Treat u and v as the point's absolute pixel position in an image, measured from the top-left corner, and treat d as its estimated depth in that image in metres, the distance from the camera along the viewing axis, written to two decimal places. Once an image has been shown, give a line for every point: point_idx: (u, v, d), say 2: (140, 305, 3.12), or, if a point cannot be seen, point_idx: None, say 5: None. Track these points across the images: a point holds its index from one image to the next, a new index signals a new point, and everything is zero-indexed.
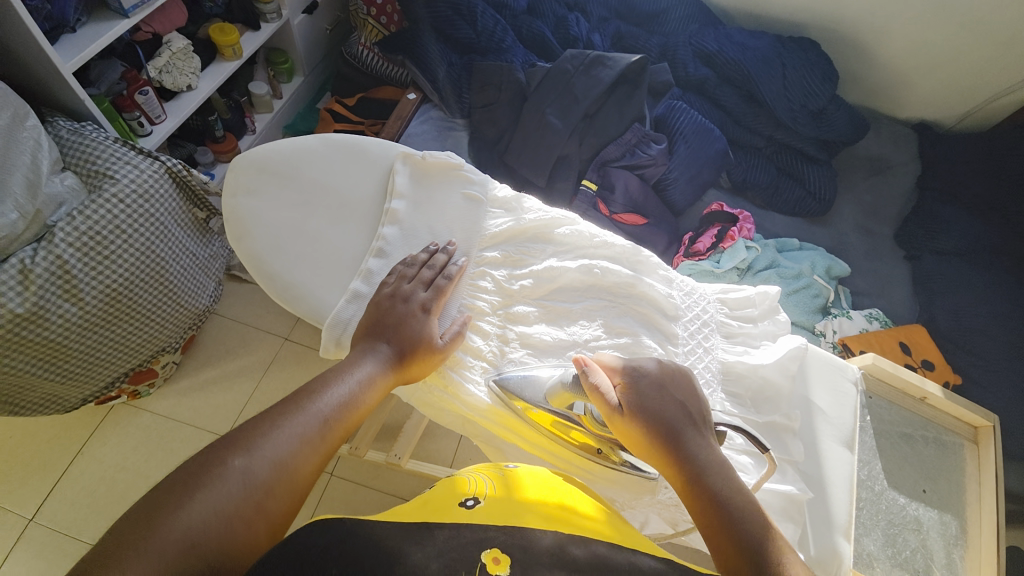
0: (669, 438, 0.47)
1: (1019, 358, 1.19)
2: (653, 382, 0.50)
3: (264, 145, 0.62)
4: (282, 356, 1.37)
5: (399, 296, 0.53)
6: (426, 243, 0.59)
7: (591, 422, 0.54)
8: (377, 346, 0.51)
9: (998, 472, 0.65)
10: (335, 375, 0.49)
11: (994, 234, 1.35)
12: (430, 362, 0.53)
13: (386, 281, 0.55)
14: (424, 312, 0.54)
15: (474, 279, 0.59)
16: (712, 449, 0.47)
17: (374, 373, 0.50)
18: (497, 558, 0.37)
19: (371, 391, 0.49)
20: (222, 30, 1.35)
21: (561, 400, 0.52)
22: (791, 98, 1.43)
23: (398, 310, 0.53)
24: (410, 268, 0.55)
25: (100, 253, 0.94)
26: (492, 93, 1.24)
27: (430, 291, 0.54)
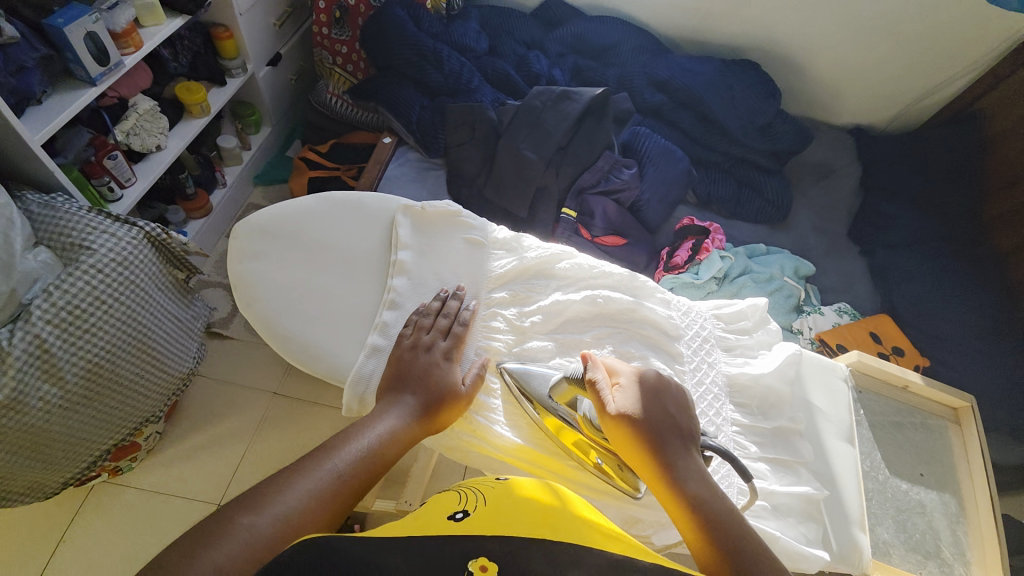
0: (653, 445, 0.50)
1: (976, 334, 1.29)
2: (644, 392, 0.53)
3: (268, 209, 0.63)
4: (273, 411, 1.33)
5: (420, 346, 0.55)
6: (436, 290, 0.60)
7: (588, 426, 0.55)
8: (401, 398, 0.52)
9: (982, 446, 0.70)
10: (357, 429, 0.49)
11: (935, 223, 1.47)
12: (455, 410, 0.54)
13: (405, 332, 0.56)
14: (447, 360, 0.55)
15: (485, 320, 0.61)
16: (692, 453, 0.50)
17: (397, 425, 0.50)
18: (485, 566, 0.38)
19: (393, 445, 0.49)
20: (188, 88, 1.36)
21: (567, 394, 0.55)
22: (740, 115, 1.54)
23: (421, 361, 0.54)
24: (426, 317, 0.57)
25: (80, 328, 0.90)
26: (466, 132, 1.29)
27: (449, 340, 0.56)
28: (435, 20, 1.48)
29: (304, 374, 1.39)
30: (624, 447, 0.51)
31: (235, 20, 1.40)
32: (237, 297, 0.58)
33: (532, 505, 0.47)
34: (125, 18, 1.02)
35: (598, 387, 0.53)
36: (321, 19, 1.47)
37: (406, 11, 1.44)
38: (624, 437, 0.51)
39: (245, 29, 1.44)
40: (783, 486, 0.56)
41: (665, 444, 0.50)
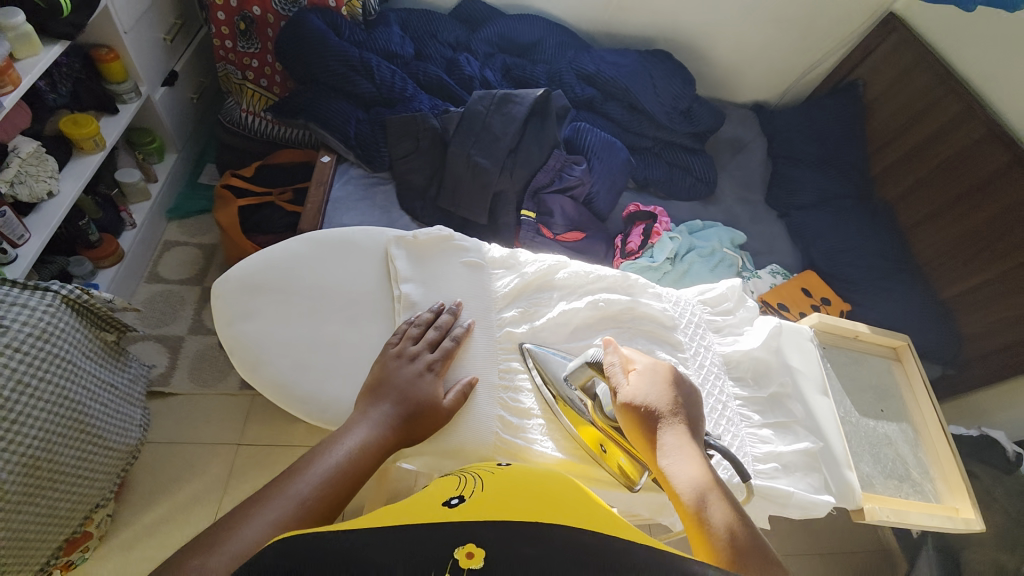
0: (653, 434, 0.54)
1: (882, 275, 1.50)
2: (658, 384, 0.56)
3: (247, 261, 0.63)
4: (240, 465, 1.22)
5: (404, 356, 0.57)
6: (430, 304, 0.62)
7: (603, 420, 0.58)
8: (379, 408, 0.53)
9: (923, 377, 0.84)
10: (323, 448, 0.49)
11: (836, 183, 1.68)
12: (435, 418, 0.54)
13: (391, 341, 0.58)
14: (429, 373, 0.56)
15: (491, 337, 0.62)
16: (693, 442, 0.53)
17: (366, 437, 0.51)
18: (470, 552, 0.38)
19: (361, 459, 0.49)
20: (77, 121, 1.19)
21: (586, 378, 0.59)
22: (663, 102, 1.65)
23: (425, 386, 0.55)
24: (414, 327, 0.59)
25: (5, 421, 0.77)
26: (410, 143, 1.25)
27: (436, 352, 0.57)
28: (355, 28, 1.41)
29: (269, 420, 1.28)
30: (639, 438, 0.55)
31: (121, 39, 1.24)
32: (236, 362, 0.58)
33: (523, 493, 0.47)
34: (1, 52, 0.91)
35: (615, 373, 0.57)
36: (224, 32, 1.36)
37: (323, 19, 1.36)
38: (634, 424, 0.55)
39: (133, 47, 1.28)
40: (788, 446, 0.63)
41: (678, 441, 0.53)
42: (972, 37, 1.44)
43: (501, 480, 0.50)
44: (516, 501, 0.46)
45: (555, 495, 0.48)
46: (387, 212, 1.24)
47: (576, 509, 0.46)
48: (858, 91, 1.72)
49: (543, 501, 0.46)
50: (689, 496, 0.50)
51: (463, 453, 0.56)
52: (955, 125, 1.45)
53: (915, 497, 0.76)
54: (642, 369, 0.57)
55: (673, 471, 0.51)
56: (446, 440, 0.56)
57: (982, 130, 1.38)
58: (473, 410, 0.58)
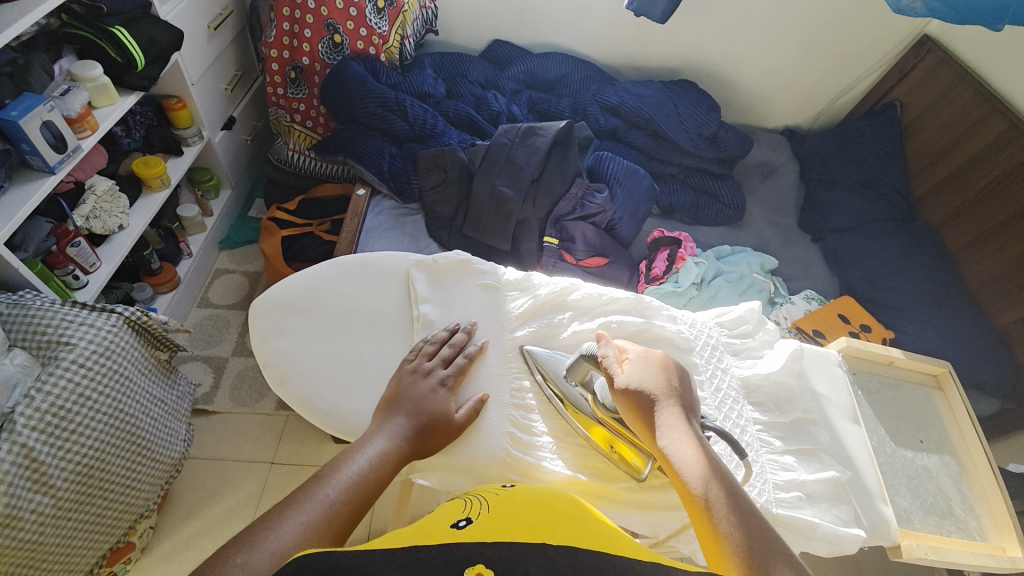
0: (647, 412, 0.55)
1: (929, 301, 1.41)
2: (652, 367, 0.58)
3: (281, 284, 0.68)
4: (273, 483, 1.27)
5: (419, 371, 0.59)
6: (446, 324, 0.65)
7: (604, 411, 0.60)
8: (395, 420, 0.55)
9: (966, 407, 0.79)
10: (346, 456, 0.51)
11: (875, 206, 1.62)
12: (449, 433, 0.57)
13: (408, 358, 0.61)
14: (442, 388, 0.59)
15: (499, 354, 0.65)
16: (687, 422, 0.53)
17: (385, 447, 0.52)
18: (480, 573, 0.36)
19: (382, 468, 0.51)
20: (147, 163, 1.34)
21: (585, 374, 0.60)
22: (688, 130, 1.66)
23: (437, 401, 0.57)
24: (430, 345, 0.62)
25: (66, 429, 0.85)
26: (438, 175, 1.32)
27: (449, 368, 0.60)
28: (391, 72, 1.52)
29: (300, 440, 1.33)
30: (636, 422, 0.55)
31: (187, 90, 1.40)
32: (267, 376, 0.62)
33: (535, 516, 0.45)
34: (80, 102, 1.05)
35: (608, 361, 0.58)
36: (276, 80, 1.49)
37: (363, 66, 1.48)
38: (630, 407, 0.56)
39: (198, 97, 1.44)
40: (812, 474, 0.61)
41: (674, 421, 0.53)
42: (1015, 54, 1.39)
43: (509, 502, 0.48)
44: (531, 529, 0.43)
45: (562, 517, 0.46)
46: (415, 240, 1.31)
47: (591, 531, 0.44)
48: (894, 113, 1.68)
49: (550, 522, 0.45)
50: (691, 476, 0.50)
51: (475, 465, 0.58)
52: (1003, 143, 1.38)
53: (958, 535, 0.71)
54: (635, 358, 0.59)
55: (671, 449, 0.52)
56: (459, 454, 0.58)
57: None
58: (484, 425, 0.60)
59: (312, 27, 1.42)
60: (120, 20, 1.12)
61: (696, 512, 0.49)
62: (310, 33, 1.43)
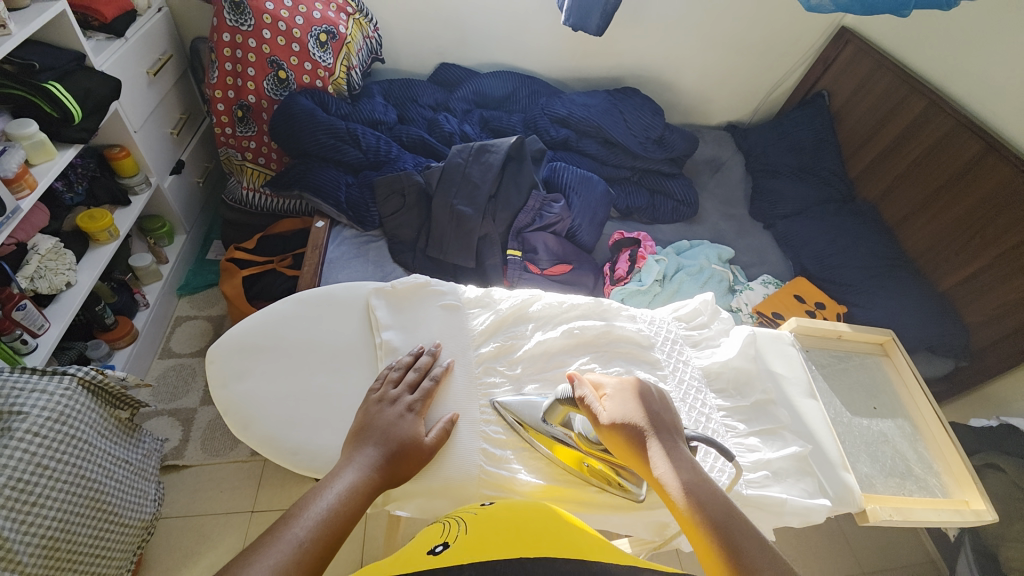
0: (637, 446, 0.55)
1: (876, 274, 1.50)
2: (630, 397, 0.58)
3: (235, 327, 0.67)
4: (256, 531, 1.22)
5: (385, 399, 0.60)
6: (411, 349, 0.66)
7: (585, 441, 0.60)
8: (364, 451, 0.55)
9: (912, 370, 0.84)
10: (315, 493, 0.50)
11: (816, 190, 1.71)
12: (420, 457, 0.57)
13: (373, 387, 0.61)
14: (410, 413, 0.59)
15: (464, 372, 0.65)
16: (676, 448, 0.54)
17: (355, 479, 0.52)
18: None
19: (352, 499, 0.51)
20: (92, 216, 1.30)
21: (561, 416, 0.60)
22: (636, 134, 1.73)
23: (405, 426, 0.57)
24: (395, 371, 0.62)
25: (26, 503, 0.80)
26: (397, 199, 1.33)
27: (415, 394, 0.60)
28: (341, 103, 1.53)
29: (281, 482, 1.30)
30: (625, 453, 0.55)
31: (130, 138, 1.37)
32: (229, 422, 0.61)
33: (512, 531, 0.46)
34: (16, 161, 1.01)
35: (587, 401, 0.58)
36: (223, 120, 1.48)
37: (311, 99, 1.48)
38: (619, 441, 0.56)
39: (141, 143, 1.41)
40: (776, 451, 0.64)
41: (661, 449, 0.54)
42: (925, 38, 1.52)
43: (485, 520, 0.49)
44: (507, 544, 0.43)
45: (540, 530, 0.46)
46: (380, 266, 1.30)
47: (568, 540, 0.45)
48: (823, 102, 1.80)
49: (527, 536, 0.45)
50: (687, 504, 0.51)
51: (454, 485, 0.58)
52: (925, 120, 1.49)
53: (920, 493, 0.74)
54: (614, 394, 0.58)
55: (665, 479, 0.52)
56: (432, 477, 0.58)
57: (952, 122, 1.41)
58: (457, 445, 0.60)
59: (254, 66, 1.42)
60: (54, 75, 1.10)
61: (699, 537, 0.50)
62: (254, 71, 1.42)
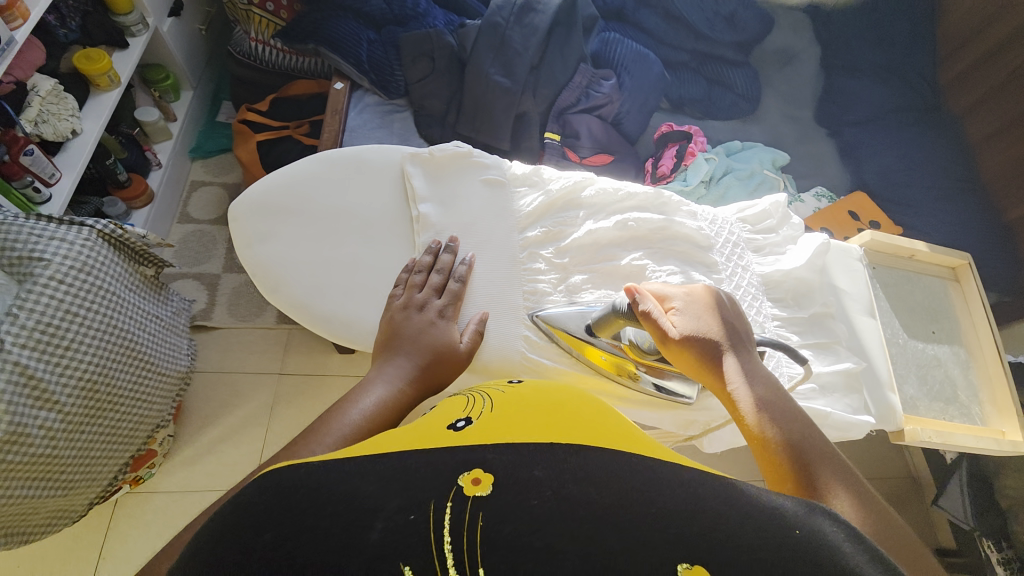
0: (709, 359, 0.53)
1: (942, 197, 1.36)
2: (702, 311, 0.55)
3: (258, 184, 0.61)
4: (283, 392, 1.30)
5: (412, 306, 0.55)
6: (429, 241, 0.59)
7: (636, 351, 0.59)
8: (394, 360, 0.51)
9: (981, 296, 0.78)
10: (342, 403, 0.47)
11: (898, 95, 1.49)
12: (452, 365, 0.53)
13: (396, 292, 0.56)
14: (442, 319, 0.55)
15: (503, 268, 0.60)
16: (750, 364, 0.52)
17: (385, 393, 0.48)
18: (476, 479, 0.34)
19: (380, 413, 0.47)
20: (88, 56, 1.17)
21: (612, 327, 0.57)
22: (704, 7, 1.47)
23: (436, 332, 0.54)
24: (416, 275, 0.57)
25: (59, 347, 0.82)
26: (425, 64, 1.18)
27: (443, 297, 0.56)
28: None
29: (306, 351, 1.34)
30: (696, 368, 0.54)
31: None
32: (258, 284, 0.58)
33: (540, 415, 0.43)
34: None
35: (653, 316, 0.54)
36: None
37: None
38: (690, 357, 0.54)
39: None
40: (827, 365, 0.61)
41: (735, 364, 0.52)
42: None
43: (513, 401, 0.46)
44: (535, 428, 0.41)
45: (571, 414, 0.44)
46: (405, 140, 1.19)
47: (603, 428, 0.42)
48: None
49: (557, 422, 0.42)
50: (752, 419, 0.49)
51: (487, 363, 0.57)
52: None
53: (960, 419, 0.73)
54: (681, 307, 0.55)
55: (735, 393, 0.51)
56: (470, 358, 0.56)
57: None
58: (493, 346, 0.57)
59: None
60: None
61: (763, 454, 0.48)
62: None
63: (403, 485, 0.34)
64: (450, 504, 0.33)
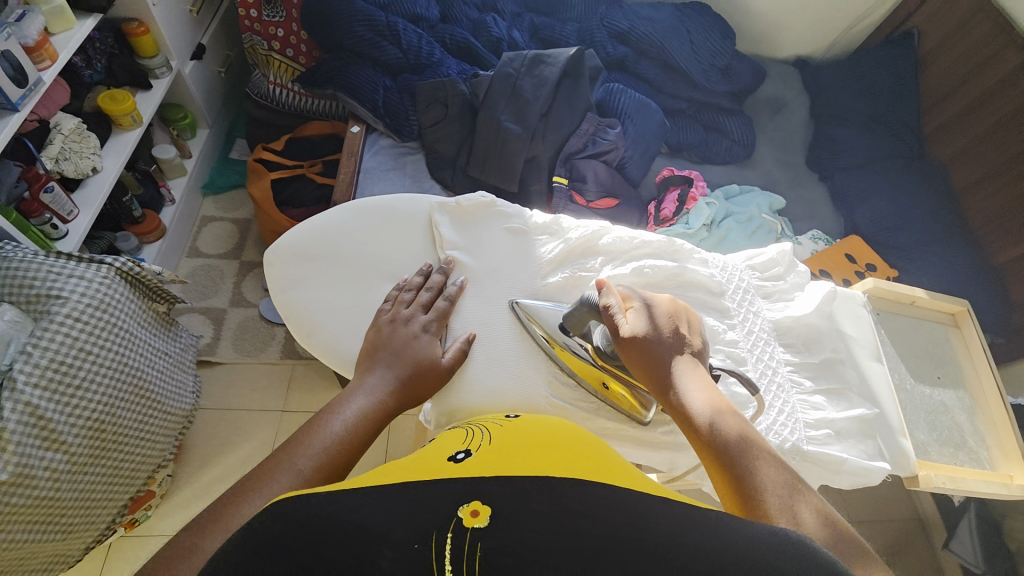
0: (657, 363, 0.54)
1: (932, 240, 1.42)
2: (657, 317, 0.56)
3: (295, 230, 0.65)
4: (286, 430, 1.28)
5: (398, 320, 0.57)
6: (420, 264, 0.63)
7: (598, 353, 0.59)
8: (378, 373, 0.54)
9: (982, 342, 0.80)
10: (326, 415, 0.50)
11: (885, 143, 1.56)
12: (436, 380, 0.55)
13: (384, 307, 0.59)
14: (426, 333, 0.57)
15: (493, 293, 0.62)
16: (694, 370, 0.54)
17: (365, 405, 0.51)
18: (476, 510, 0.35)
19: (360, 424, 0.50)
20: (114, 97, 1.22)
21: (582, 324, 0.57)
22: (700, 60, 1.56)
23: (422, 347, 0.56)
24: (405, 293, 0.59)
25: (70, 386, 0.82)
26: (439, 109, 1.23)
27: (429, 313, 0.58)
28: None
29: (310, 388, 1.33)
30: (644, 369, 0.54)
31: (148, 11, 1.24)
32: (292, 328, 0.61)
33: (537, 448, 0.45)
34: (37, 28, 0.95)
35: (613, 311, 0.55)
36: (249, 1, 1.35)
37: None
38: (639, 357, 0.54)
39: (161, 19, 1.28)
40: (841, 411, 0.62)
41: (684, 370, 0.53)
42: None
43: (511, 435, 0.48)
44: (531, 459, 0.42)
45: (568, 449, 0.45)
46: (417, 182, 1.23)
47: (597, 462, 0.43)
48: (911, 42, 1.57)
49: (555, 455, 0.44)
50: (700, 424, 0.51)
51: (508, 403, 0.58)
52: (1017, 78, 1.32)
53: (970, 465, 0.74)
54: (640, 307, 0.56)
55: (682, 398, 0.52)
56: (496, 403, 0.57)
57: None
58: (477, 365, 0.59)
59: None
60: None
61: (712, 461, 0.50)
62: None
63: (433, 520, 0.34)
64: (450, 535, 0.33)
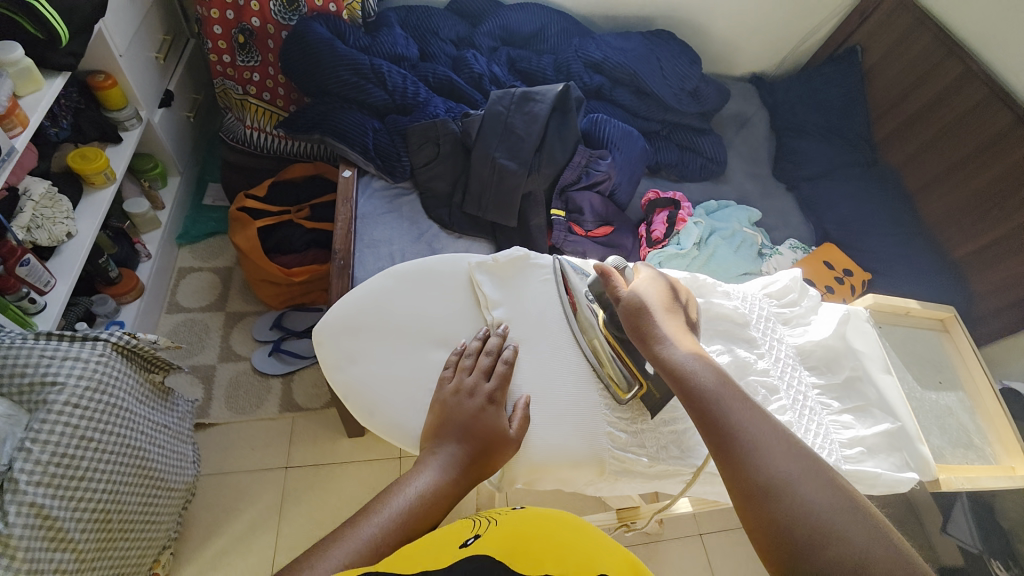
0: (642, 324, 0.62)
1: (897, 241, 1.52)
2: (654, 290, 0.65)
3: (343, 301, 0.70)
4: (292, 489, 1.22)
5: (462, 390, 0.61)
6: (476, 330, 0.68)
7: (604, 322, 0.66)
8: (449, 448, 0.57)
9: (970, 344, 0.88)
10: (398, 488, 0.53)
11: (844, 152, 1.69)
12: (505, 451, 0.58)
13: (446, 374, 0.63)
14: (491, 404, 0.60)
15: (544, 358, 0.66)
16: (676, 334, 0.61)
17: (438, 481, 0.54)
18: None
19: (433, 500, 0.52)
20: (85, 156, 1.15)
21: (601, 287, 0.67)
22: (670, 84, 1.64)
23: (490, 417, 0.59)
24: (467, 359, 0.63)
25: (74, 479, 0.76)
26: (431, 149, 1.24)
27: (491, 380, 0.62)
28: (358, 33, 1.36)
29: (314, 440, 1.28)
30: (634, 325, 0.63)
31: (115, 63, 1.18)
32: (351, 405, 0.65)
33: (536, 546, 0.44)
34: (5, 93, 0.86)
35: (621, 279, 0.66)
36: (221, 47, 1.30)
37: (325, 26, 1.31)
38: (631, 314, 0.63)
39: (128, 71, 1.23)
40: (869, 428, 0.67)
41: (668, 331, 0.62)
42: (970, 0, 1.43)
43: (517, 525, 0.47)
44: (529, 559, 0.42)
45: (564, 548, 0.44)
46: (415, 222, 1.22)
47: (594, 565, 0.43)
48: (856, 58, 1.71)
49: (554, 554, 0.43)
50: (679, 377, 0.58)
51: (574, 462, 0.61)
52: (954, 90, 1.46)
53: (979, 461, 0.81)
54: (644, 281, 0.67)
55: (665, 353, 0.60)
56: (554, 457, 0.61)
57: (986, 91, 1.39)
58: (538, 431, 0.62)
59: None
60: None
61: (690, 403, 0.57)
62: None
63: None
64: None
